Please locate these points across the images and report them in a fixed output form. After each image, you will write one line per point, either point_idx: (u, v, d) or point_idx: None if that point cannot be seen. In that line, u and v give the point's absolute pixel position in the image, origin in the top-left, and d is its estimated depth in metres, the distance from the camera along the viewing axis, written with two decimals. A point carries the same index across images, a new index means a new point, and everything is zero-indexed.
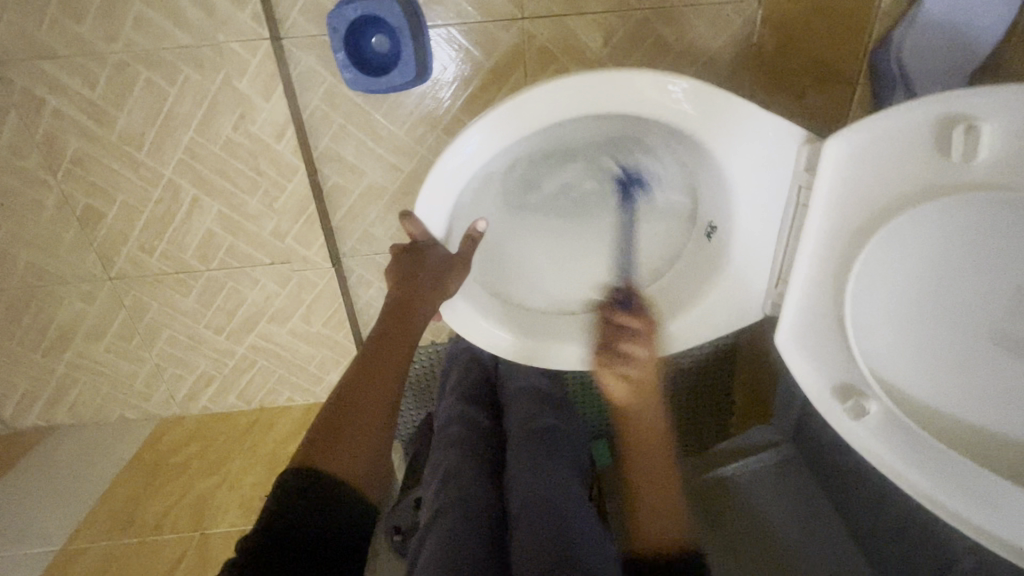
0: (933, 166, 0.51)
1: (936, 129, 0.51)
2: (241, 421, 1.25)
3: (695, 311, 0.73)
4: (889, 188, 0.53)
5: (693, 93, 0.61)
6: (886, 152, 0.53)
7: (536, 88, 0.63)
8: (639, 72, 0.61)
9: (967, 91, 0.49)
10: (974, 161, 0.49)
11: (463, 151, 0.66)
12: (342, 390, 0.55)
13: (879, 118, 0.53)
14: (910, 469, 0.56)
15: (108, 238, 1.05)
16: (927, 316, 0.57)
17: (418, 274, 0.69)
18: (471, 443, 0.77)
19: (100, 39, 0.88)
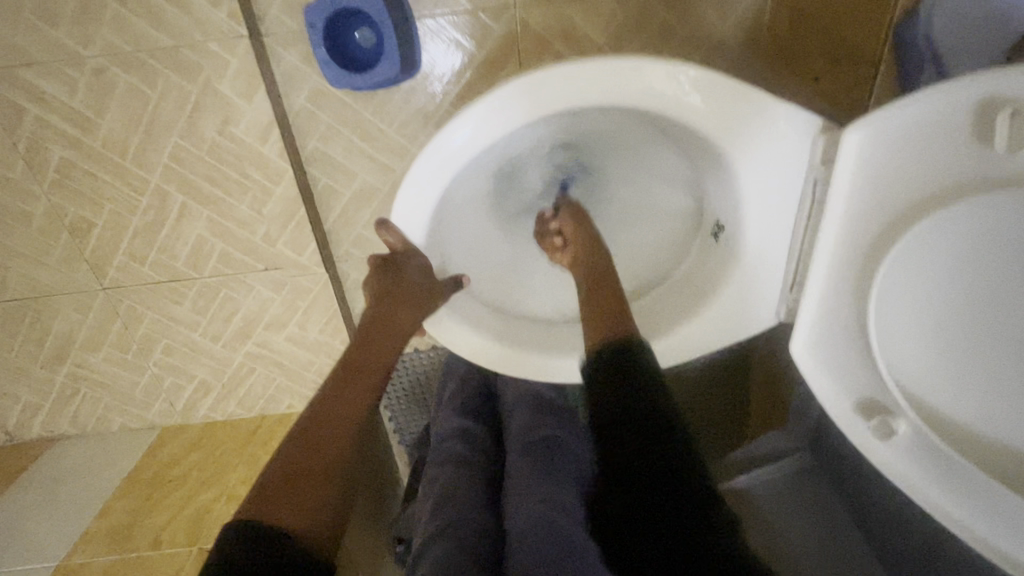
0: (972, 158, 0.45)
1: (977, 115, 0.44)
2: (243, 429, 1.23)
3: (697, 322, 0.65)
4: (917, 184, 0.48)
5: (704, 80, 0.56)
6: (918, 142, 0.47)
7: (537, 73, 0.58)
8: (643, 60, 0.56)
9: (1014, 73, 0.42)
10: (1021, 152, 0.42)
11: (451, 142, 0.61)
12: (302, 428, 0.51)
13: (910, 104, 0.47)
14: (941, 493, 0.51)
15: (98, 248, 1.02)
16: (964, 327, 0.51)
17: (397, 290, 0.66)
18: (467, 459, 0.72)
19: (77, 44, 0.85)
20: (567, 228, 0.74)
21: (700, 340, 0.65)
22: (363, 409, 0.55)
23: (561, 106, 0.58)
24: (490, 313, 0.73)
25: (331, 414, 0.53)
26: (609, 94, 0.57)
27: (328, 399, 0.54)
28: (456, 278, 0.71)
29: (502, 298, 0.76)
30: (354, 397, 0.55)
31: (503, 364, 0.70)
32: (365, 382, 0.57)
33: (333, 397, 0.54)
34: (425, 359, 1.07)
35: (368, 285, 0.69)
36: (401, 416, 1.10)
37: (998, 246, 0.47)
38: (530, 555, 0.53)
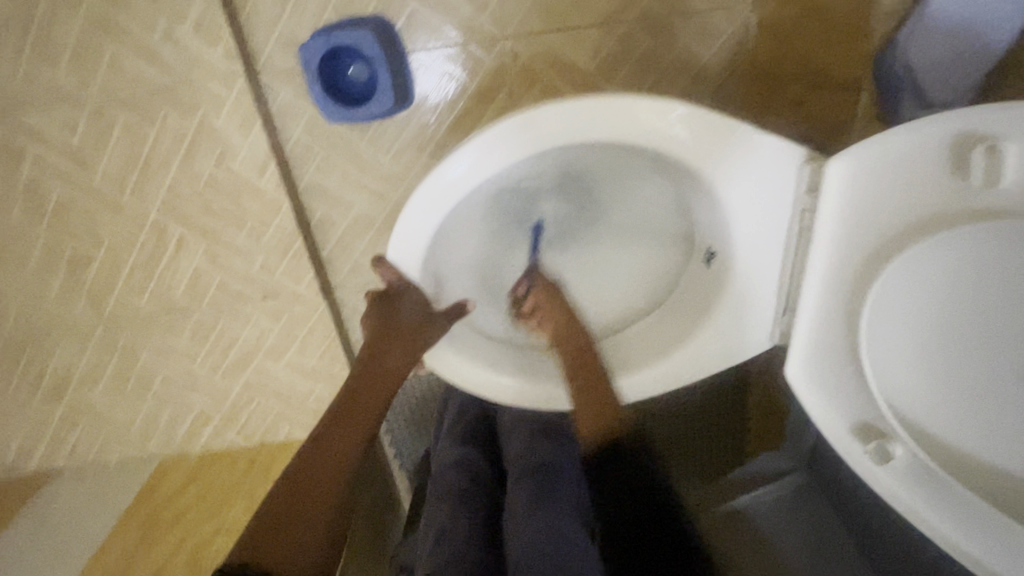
0: (953, 187, 0.47)
1: (953, 148, 0.47)
2: (242, 459, 1.22)
3: (693, 347, 0.65)
4: (902, 211, 0.49)
5: (691, 116, 0.57)
6: (899, 172, 0.49)
7: (535, 110, 0.59)
8: (639, 97, 0.58)
9: (988, 110, 0.46)
10: (999, 183, 0.45)
11: (449, 175, 0.62)
12: (293, 472, 0.51)
13: (891, 137, 0.49)
14: (945, 520, 0.50)
15: (97, 282, 1.03)
16: (952, 348, 0.52)
17: (395, 326, 0.66)
18: (466, 489, 0.72)
19: (76, 85, 0.87)
20: (541, 300, 0.73)
21: (692, 367, 0.66)
22: (360, 446, 0.55)
23: (559, 140, 0.60)
24: (488, 344, 0.74)
25: (327, 453, 0.53)
26: (605, 128, 0.59)
27: (324, 438, 0.54)
28: (459, 305, 0.71)
29: (497, 328, 0.77)
30: (351, 435, 0.55)
31: (504, 395, 0.71)
32: (363, 419, 0.57)
33: (330, 434, 0.54)
34: (423, 385, 1.06)
35: (364, 322, 0.68)
36: (401, 442, 1.09)
37: (978, 275, 0.49)
38: None
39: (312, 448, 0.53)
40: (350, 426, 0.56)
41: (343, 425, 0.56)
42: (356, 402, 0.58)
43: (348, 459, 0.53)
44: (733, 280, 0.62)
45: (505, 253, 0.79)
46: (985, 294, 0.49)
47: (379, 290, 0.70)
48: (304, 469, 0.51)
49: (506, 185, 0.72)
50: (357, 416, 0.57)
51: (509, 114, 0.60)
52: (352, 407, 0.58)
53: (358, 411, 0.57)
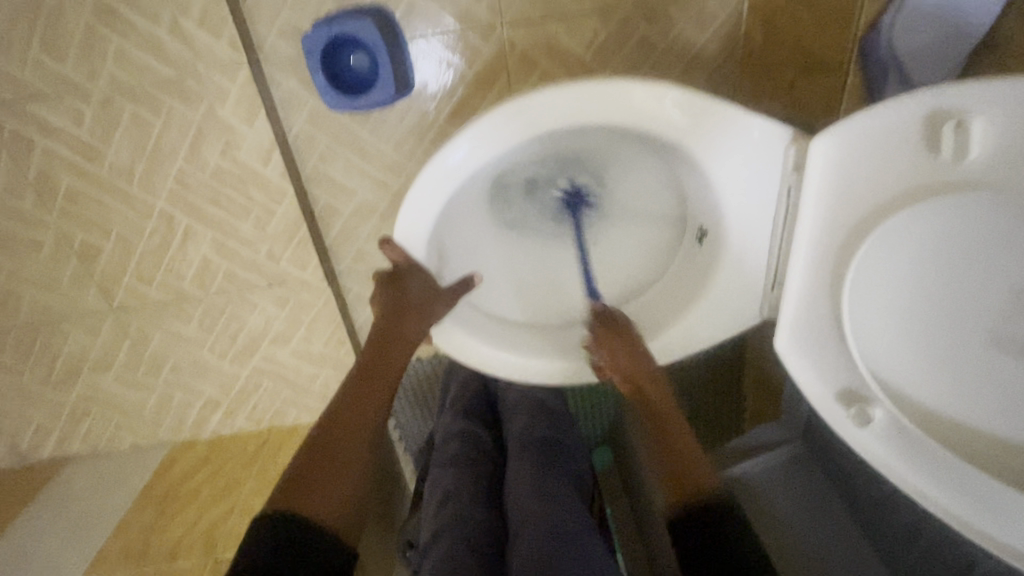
0: (925, 162, 0.49)
1: (925, 125, 0.49)
2: (251, 441, 1.26)
3: (686, 322, 0.69)
4: (883, 187, 0.51)
5: (681, 100, 0.60)
6: (876, 148, 0.51)
7: (530, 96, 0.61)
8: (633, 82, 0.60)
9: (959, 86, 0.47)
10: (968, 157, 0.47)
11: (450, 160, 0.65)
12: (321, 433, 0.56)
13: (870, 115, 0.51)
14: (924, 480, 0.53)
15: (107, 272, 1.06)
16: (928, 313, 0.54)
17: (405, 302, 0.68)
18: (469, 459, 0.76)
19: (83, 77, 0.88)
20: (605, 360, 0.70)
21: (685, 340, 0.69)
22: (380, 409, 0.60)
23: (556, 125, 0.62)
24: (492, 322, 0.76)
25: (349, 416, 0.58)
26: (600, 112, 0.61)
27: (345, 403, 0.59)
28: (465, 280, 0.73)
29: (499, 306, 0.79)
30: (369, 406, 0.59)
31: (508, 369, 0.74)
32: (379, 392, 0.61)
33: (350, 403, 0.59)
34: (428, 367, 1.10)
35: (374, 301, 0.71)
36: (407, 424, 1.12)
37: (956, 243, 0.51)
38: (530, 545, 0.57)
39: (333, 415, 0.58)
40: (368, 396, 0.60)
41: (361, 396, 0.60)
42: (371, 375, 0.62)
43: (369, 422, 0.58)
44: (725, 256, 0.65)
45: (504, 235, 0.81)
46: (963, 260, 0.51)
47: (387, 270, 0.72)
48: (326, 436, 0.56)
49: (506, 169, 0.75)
50: (374, 388, 0.61)
51: (503, 102, 0.63)
52: (368, 377, 0.62)
53: (375, 383, 0.62)
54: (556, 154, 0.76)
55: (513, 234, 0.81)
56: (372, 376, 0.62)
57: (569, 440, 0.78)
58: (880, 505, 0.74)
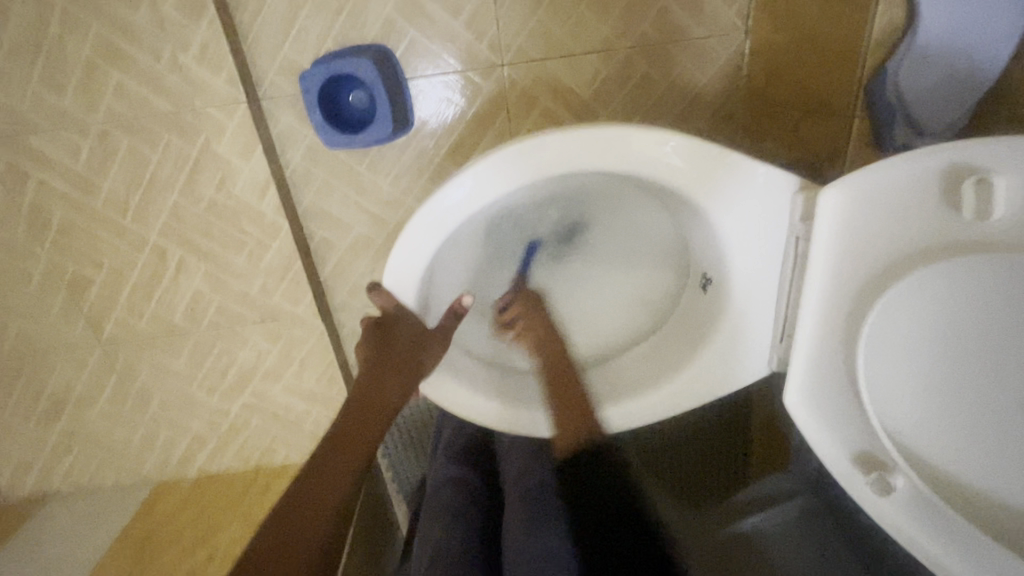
0: (948, 218, 0.47)
1: (948, 180, 0.47)
2: (237, 482, 1.22)
3: (689, 373, 0.65)
4: (901, 243, 0.49)
5: (681, 144, 0.58)
6: (894, 200, 0.49)
7: (532, 139, 0.60)
8: (635, 128, 0.58)
9: (981, 142, 0.45)
10: (991, 217, 0.45)
11: (447, 201, 0.62)
12: (286, 505, 0.50)
13: (889, 166, 0.49)
14: (950, 555, 0.49)
15: (97, 304, 1.03)
16: (954, 377, 0.51)
17: (393, 353, 0.64)
18: (459, 509, 0.72)
19: (80, 111, 0.88)
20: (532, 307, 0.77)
21: (690, 394, 0.65)
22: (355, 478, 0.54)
23: (557, 168, 0.60)
24: (484, 370, 0.73)
25: (318, 487, 0.52)
26: (603, 155, 0.59)
27: (316, 471, 0.53)
28: (453, 307, 0.68)
29: (494, 352, 0.75)
30: (336, 476, 0.53)
31: (500, 420, 0.69)
32: (351, 458, 0.55)
33: (315, 473, 0.53)
34: (420, 409, 1.06)
35: (359, 348, 0.66)
36: (399, 466, 1.07)
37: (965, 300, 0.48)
38: None
39: (301, 486, 0.52)
40: (337, 464, 0.54)
41: (330, 464, 0.54)
42: (349, 438, 0.57)
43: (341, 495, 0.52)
44: (731, 307, 0.62)
45: (503, 276, 0.80)
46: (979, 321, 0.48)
47: (375, 317, 0.67)
48: (288, 513, 0.50)
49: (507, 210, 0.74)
50: (344, 461, 0.54)
51: (507, 143, 0.61)
52: (344, 441, 0.56)
53: (346, 448, 0.55)
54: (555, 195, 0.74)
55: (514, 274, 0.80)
56: (344, 440, 0.56)
57: None
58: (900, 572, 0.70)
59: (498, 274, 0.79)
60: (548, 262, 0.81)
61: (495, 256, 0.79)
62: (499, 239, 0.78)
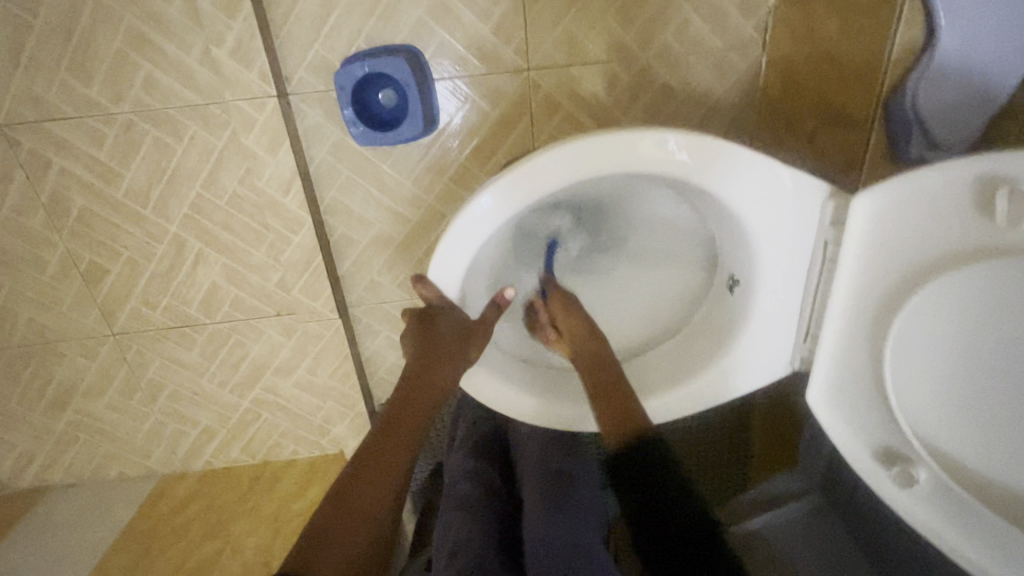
0: (974, 227, 0.49)
1: (974, 190, 0.48)
2: (244, 476, 1.22)
3: (716, 369, 0.67)
4: (922, 252, 0.51)
5: (694, 145, 0.60)
6: (919, 213, 0.51)
7: (552, 149, 0.61)
8: (641, 131, 0.60)
9: (1005, 155, 0.47)
10: (1020, 226, 0.46)
11: (476, 213, 0.64)
12: (344, 479, 0.55)
13: (911, 180, 0.51)
14: (967, 541, 0.52)
15: (112, 295, 1.03)
16: (978, 379, 0.52)
17: (437, 339, 0.66)
18: (479, 502, 0.72)
19: (107, 100, 0.88)
20: (557, 318, 0.75)
21: (718, 388, 0.68)
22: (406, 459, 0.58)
23: (581, 172, 0.61)
24: (515, 362, 0.75)
25: (373, 465, 0.56)
26: (621, 158, 0.61)
27: (371, 450, 0.57)
28: (498, 299, 0.71)
29: (523, 348, 0.78)
30: (387, 465, 0.56)
31: (533, 413, 0.71)
32: (402, 447, 0.58)
33: (373, 455, 0.57)
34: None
35: (406, 339, 0.69)
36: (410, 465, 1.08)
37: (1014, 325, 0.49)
38: None
39: (358, 464, 0.57)
40: (392, 446, 0.58)
41: (385, 445, 0.58)
42: (399, 422, 0.61)
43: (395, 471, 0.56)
44: (756, 308, 0.64)
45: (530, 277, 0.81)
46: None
47: (419, 309, 0.70)
48: (350, 484, 0.55)
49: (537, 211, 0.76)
50: (396, 443, 0.58)
51: (533, 153, 0.63)
52: (394, 425, 0.60)
53: (397, 438, 0.59)
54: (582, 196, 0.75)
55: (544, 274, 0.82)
56: (396, 425, 0.60)
57: (588, 477, 0.76)
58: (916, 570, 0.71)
59: (529, 275, 0.81)
60: (579, 260, 0.83)
61: (525, 256, 0.81)
62: (534, 238, 0.80)
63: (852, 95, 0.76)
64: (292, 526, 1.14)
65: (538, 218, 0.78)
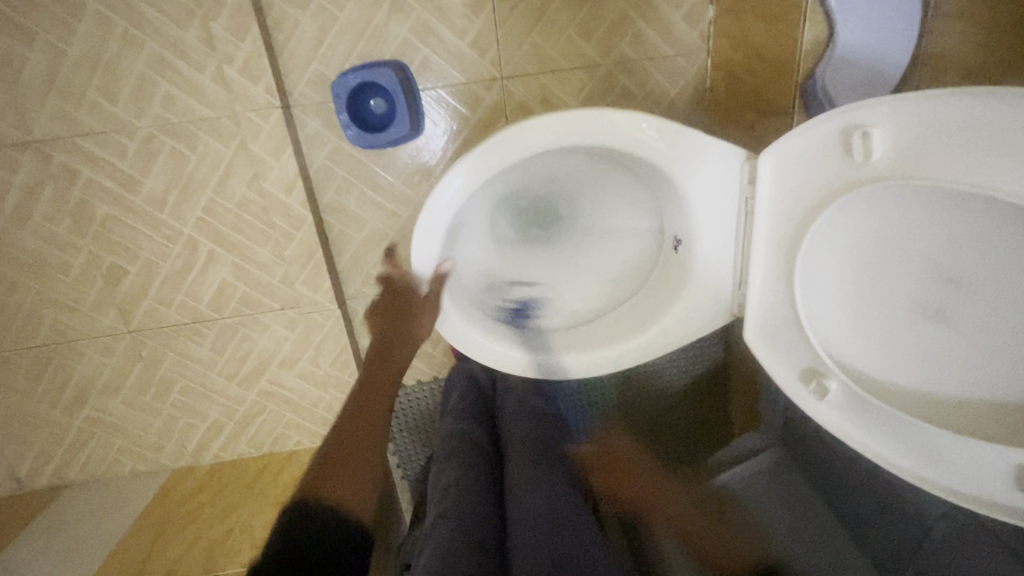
0: (841, 164, 0.56)
1: (841, 137, 0.56)
2: (250, 467, 1.30)
3: (675, 312, 0.78)
4: (813, 190, 0.59)
5: (656, 124, 0.70)
6: (803, 159, 0.59)
7: (511, 129, 0.71)
8: (612, 109, 0.70)
9: (859, 103, 0.54)
10: (872, 158, 0.54)
11: (446, 192, 0.73)
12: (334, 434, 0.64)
13: (794, 134, 0.59)
14: (880, 442, 0.60)
15: (129, 294, 1.13)
16: (868, 298, 0.61)
17: (397, 309, 0.83)
18: (470, 456, 0.80)
19: (131, 116, 1.00)
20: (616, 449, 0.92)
21: (675, 335, 0.78)
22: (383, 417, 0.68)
23: (542, 144, 0.71)
24: (498, 321, 0.82)
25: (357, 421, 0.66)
26: (574, 133, 0.71)
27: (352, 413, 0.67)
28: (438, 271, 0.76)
29: (503, 312, 0.84)
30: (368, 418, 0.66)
31: (518, 364, 0.80)
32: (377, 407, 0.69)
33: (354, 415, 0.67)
34: (414, 397, 1.22)
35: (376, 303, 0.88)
36: (406, 455, 1.22)
37: (889, 248, 0.58)
38: (530, 537, 0.62)
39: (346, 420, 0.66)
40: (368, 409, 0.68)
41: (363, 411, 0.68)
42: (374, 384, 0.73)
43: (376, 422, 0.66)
44: (695, 263, 0.75)
45: (490, 264, 0.86)
46: (911, 257, 0.57)
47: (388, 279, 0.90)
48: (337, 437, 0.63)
49: (491, 201, 0.84)
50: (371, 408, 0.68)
51: (494, 132, 0.72)
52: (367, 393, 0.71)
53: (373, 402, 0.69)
54: (530, 181, 0.84)
55: (499, 260, 0.87)
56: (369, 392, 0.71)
57: (564, 442, 0.85)
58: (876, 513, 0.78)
59: (491, 260, 0.86)
60: (531, 249, 0.89)
61: (481, 248, 0.86)
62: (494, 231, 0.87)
63: (779, 85, 0.88)
64: None
65: (495, 213, 0.86)
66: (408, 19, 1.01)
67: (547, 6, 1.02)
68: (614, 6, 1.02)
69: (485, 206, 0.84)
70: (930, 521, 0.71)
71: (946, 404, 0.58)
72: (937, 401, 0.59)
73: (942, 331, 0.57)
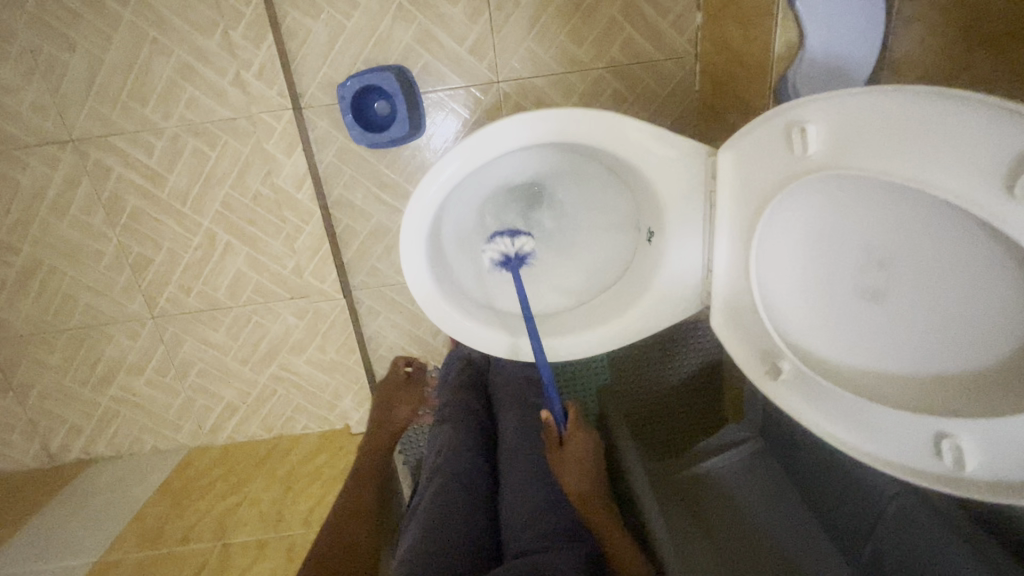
0: (786, 158, 0.63)
1: (784, 133, 0.63)
2: (262, 446, 1.38)
3: (644, 302, 0.83)
4: (765, 182, 0.66)
5: (632, 124, 0.76)
6: (757, 155, 0.67)
7: (498, 122, 0.76)
8: (592, 109, 0.76)
9: (798, 104, 0.61)
10: (809, 152, 0.60)
11: (439, 177, 0.79)
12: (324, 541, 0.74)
13: (749, 132, 0.67)
14: (824, 417, 0.65)
15: (153, 281, 1.23)
16: (818, 284, 0.66)
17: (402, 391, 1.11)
18: (461, 422, 0.88)
19: (159, 118, 1.09)
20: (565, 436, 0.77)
21: (646, 322, 0.83)
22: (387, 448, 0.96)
23: (526, 141, 0.77)
24: (482, 307, 0.89)
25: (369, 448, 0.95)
26: (552, 130, 0.76)
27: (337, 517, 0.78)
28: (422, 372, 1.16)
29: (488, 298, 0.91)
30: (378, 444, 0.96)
31: (496, 345, 0.86)
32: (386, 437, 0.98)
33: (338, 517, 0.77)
34: None
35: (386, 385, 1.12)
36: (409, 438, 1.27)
37: (834, 234, 0.63)
38: (515, 506, 0.72)
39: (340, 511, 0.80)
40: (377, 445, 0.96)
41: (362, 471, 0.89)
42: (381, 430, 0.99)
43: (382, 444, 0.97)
44: (666, 253, 0.80)
45: (478, 251, 0.92)
46: (854, 242, 0.61)
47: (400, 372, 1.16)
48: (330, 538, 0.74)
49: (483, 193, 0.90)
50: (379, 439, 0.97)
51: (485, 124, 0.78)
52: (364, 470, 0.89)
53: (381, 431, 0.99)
54: (520, 176, 0.90)
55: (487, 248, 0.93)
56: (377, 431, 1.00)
57: None
58: (838, 498, 0.82)
59: (479, 248, 0.93)
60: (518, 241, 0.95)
61: (471, 234, 0.92)
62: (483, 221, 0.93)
63: (755, 87, 0.93)
64: (301, 483, 1.24)
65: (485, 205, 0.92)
66: (411, 26, 1.08)
67: (541, 13, 1.07)
68: (605, 13, 1.07)
69: (476, 196, 0.90)
70: (883, 504, 0.74)
71: (885, 380, 0.62)
72: (879, 377, 0.62)
73: (881, 311, 0.61)
